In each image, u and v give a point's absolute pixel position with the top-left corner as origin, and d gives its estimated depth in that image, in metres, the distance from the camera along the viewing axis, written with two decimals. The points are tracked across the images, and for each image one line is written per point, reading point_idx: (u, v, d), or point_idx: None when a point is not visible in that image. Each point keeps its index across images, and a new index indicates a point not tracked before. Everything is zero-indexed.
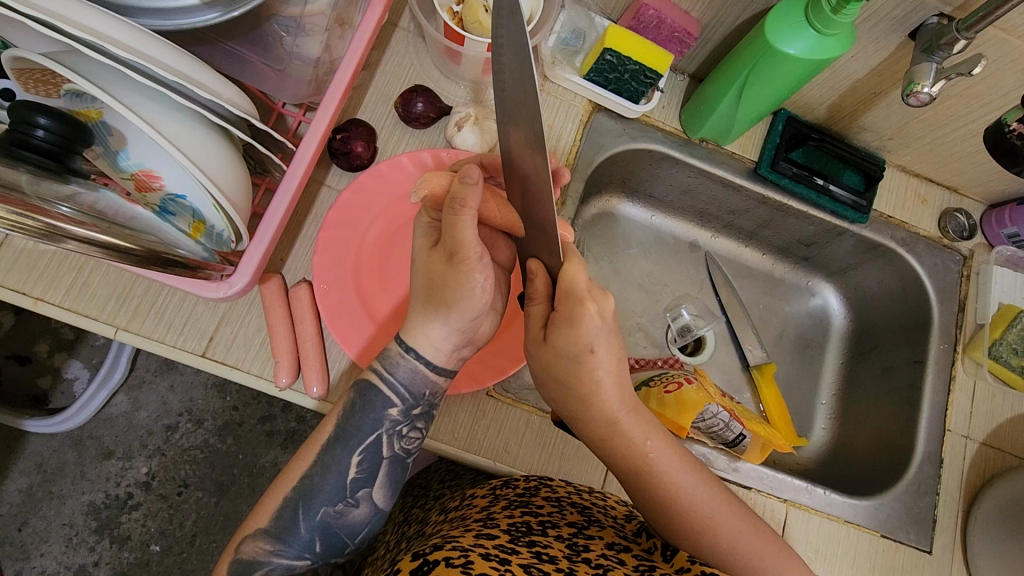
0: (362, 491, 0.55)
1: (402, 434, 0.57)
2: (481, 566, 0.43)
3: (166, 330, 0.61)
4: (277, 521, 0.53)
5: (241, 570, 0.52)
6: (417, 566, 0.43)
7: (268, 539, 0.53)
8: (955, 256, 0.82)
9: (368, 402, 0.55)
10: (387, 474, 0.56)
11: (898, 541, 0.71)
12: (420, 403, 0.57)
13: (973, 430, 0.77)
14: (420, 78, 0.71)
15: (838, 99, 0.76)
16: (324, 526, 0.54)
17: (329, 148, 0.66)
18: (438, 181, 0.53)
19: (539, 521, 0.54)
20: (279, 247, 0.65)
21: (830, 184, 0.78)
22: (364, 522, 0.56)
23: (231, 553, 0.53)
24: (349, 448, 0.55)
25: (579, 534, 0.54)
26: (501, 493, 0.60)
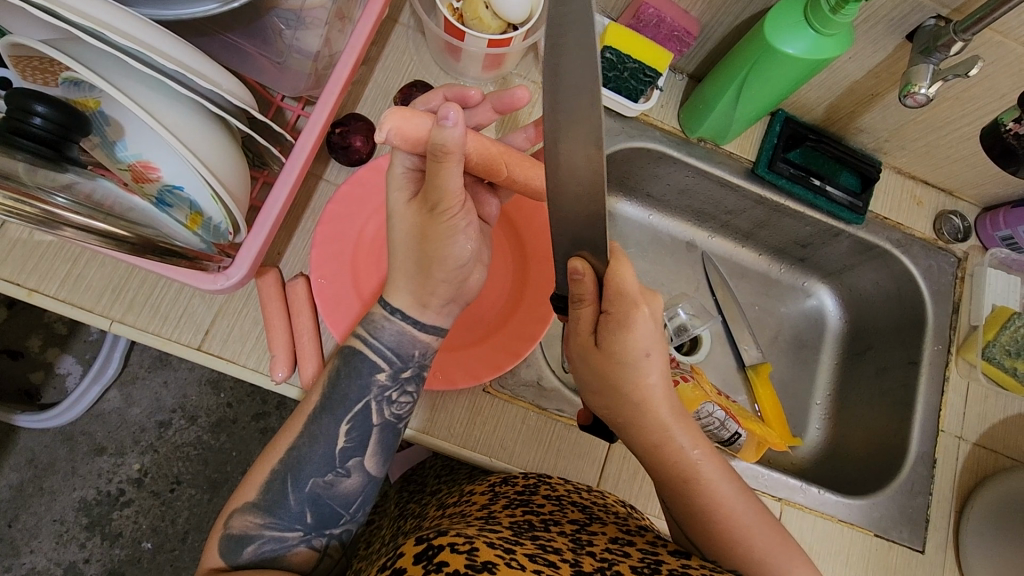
0: (353, 461, 0.55)
1: (392, 399, 0.56)
2: (485, 553, 0.43)
3: (161, 323, 0.61)
4: (266, 495, 0.53)
5: (232, 545, 0.52)
6: (421, 551, 0.44)
7: (257, 512, 0.52)
8: (949, 258, 0.82)
9: (354, 367, 0.55)
10: (377, 442, 0.56)
11: (892, 540, 0.72)
12: (410, 364, 0.57)
13: (967, 431, 0.77)
14: (419, 73, 0.71)
15: (836, 100, 0.76)
16: (314, 497, 0.54)
17: (328, 142, 0.66)
18: (414, 119, 0.48)
19: (541, 518, 0.54)
20: (277, 242, 0.65)
21: (827, 185, 0.79)
22: (357, 494, 0.55)
23: (221, 528, 0.53)
24: (337, 417, 0.55)
25: (581, 530, 0.54)
26: (501, 490, 0.60)
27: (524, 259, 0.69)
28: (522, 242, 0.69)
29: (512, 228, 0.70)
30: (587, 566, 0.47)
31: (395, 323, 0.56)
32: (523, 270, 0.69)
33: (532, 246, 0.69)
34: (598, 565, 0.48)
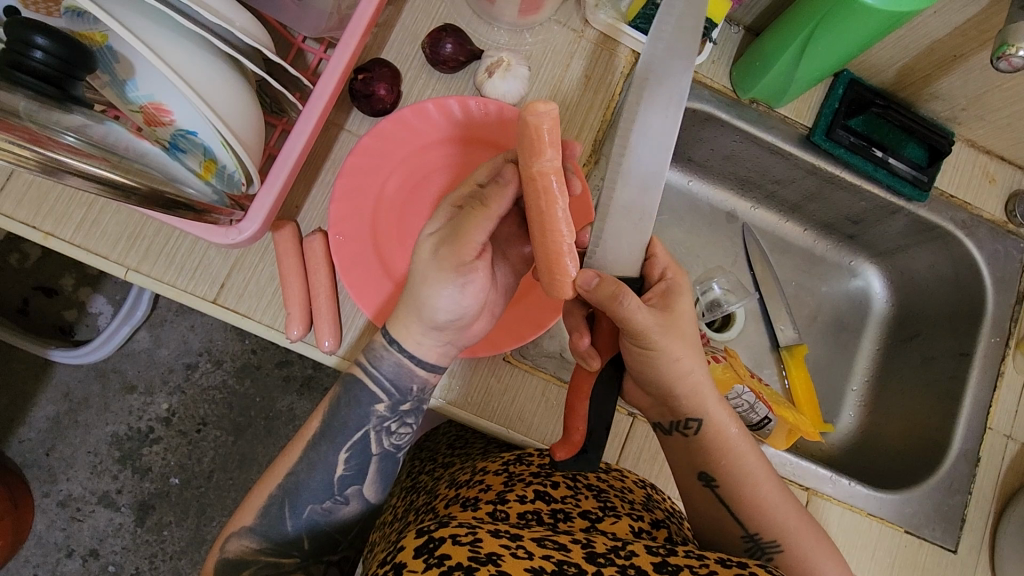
0: (351, 489, 0.56)
1: (391, 429, 0.56)
2: (490, 545, 0.43)
3: (176, 274, 0.59)
4: (263, 519, 0.55)
5: (230, 566, 0.55)
6: (421, 544, 0.43)
7: (252, 537, 0.54)
8: (1019, 244, 0.75)
9: (353, 397, 0.55)
10: (376, 471, 0.57)
11: (923, 538, 0.69)
12: (407, 398, 0.56)
13: (1016, 430, 0.73)
14: (451, 16, 0.66)
15: (911, 61, 0.68)
16: (311, 522, 0.55)
17: (350, 89, 0.62)
18: (546, 148, 0.45)
19: (551, 511, 0.53)
20: (294, 194, 0.62)
21: (889, 157, 0.72)
22: (354, 519, 0.57)
23: (219, 550, 0.55)
24: (336, 445, 0.55)
25: (591, 527, 0.51)
26: (516, 470, 0.58)
27: None
28: None
29: None
30: (600, 546, 0.46)
31: (393, 354, 0.54)
32: None
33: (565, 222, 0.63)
34: (611, 545, 0.46)
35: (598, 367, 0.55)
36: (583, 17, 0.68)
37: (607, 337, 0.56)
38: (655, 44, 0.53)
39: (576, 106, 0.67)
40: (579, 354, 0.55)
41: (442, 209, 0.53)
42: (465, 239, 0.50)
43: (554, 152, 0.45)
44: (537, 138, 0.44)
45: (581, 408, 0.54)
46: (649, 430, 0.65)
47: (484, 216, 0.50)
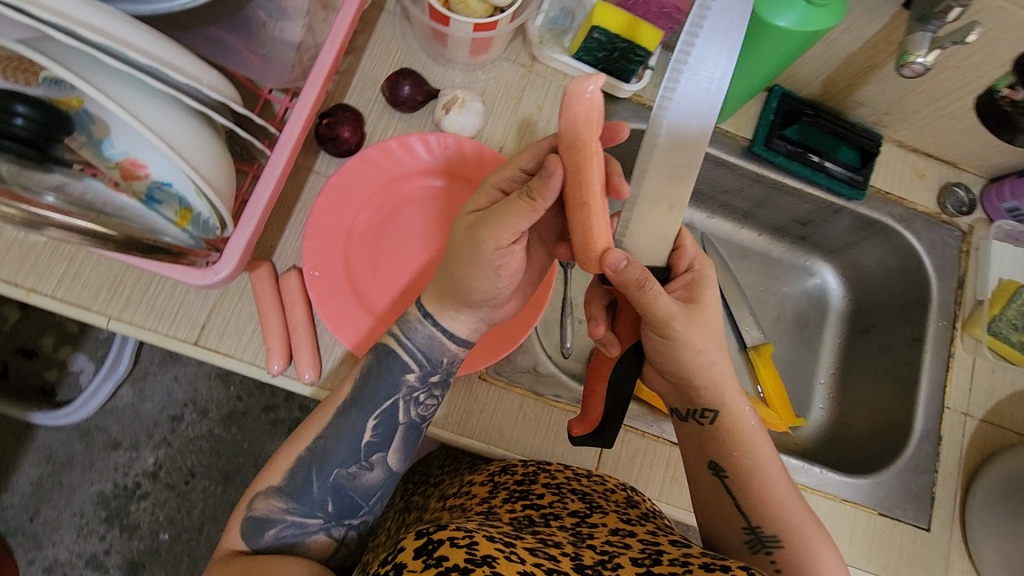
0: (376, 455, 0.57)
1: (419, 401, 0.58)
2: (486, 546, 0.45)
3: (157, 319, 0.61)
4: (290, 480, 0.55)
5: (256, 526, 0.55)
6: (420, 545, 0.45)
7: (280, 496, 0.55)
8: (954, 232, 0.81)
9: (386, 366, 0.57)
10: (402, 439, 0.58)
11: (896, 519, 0.71)
12: (438, 369, 0.58)
13: (973, 408, 0.76)
14: (407, 61, 0.71)
15: (833, 73, 0.74)
16: (337, 486, 0.56)
17: (316, 133, 0.66)
18: (596, 125, 0.47)
19: (541, 514, 0.56)
20: (269, 235, 0.65)
21: (824, 161, 0.77)
22: (378, 485, 0.58)
23: (245, 508, 0.55)
24: (365, 413, 0.56)
25: (582, 524, 0.54)
26: (501, 480, 0.61)
27: None
28: None
29: None
30: (588, 558, 0.48)
31: (427, 326, 0.57)
32: None
33: None
34: (599, 558, 0.48)
35: (617, 354, 0.61)
36: (530, 53, 0.73)
37: (629, 325, 0.61)
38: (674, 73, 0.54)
39: (531, 135, 0.72)
40: (597, 340, 0.61)
41: (487, 189, 0.56)
42: (504, 225, 0.51)
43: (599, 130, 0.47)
44: (579, 121, 0.47)
45: (599, 388, 0.61)
46: (624, 435, 0.68)
47: (525, 208, 0.50)
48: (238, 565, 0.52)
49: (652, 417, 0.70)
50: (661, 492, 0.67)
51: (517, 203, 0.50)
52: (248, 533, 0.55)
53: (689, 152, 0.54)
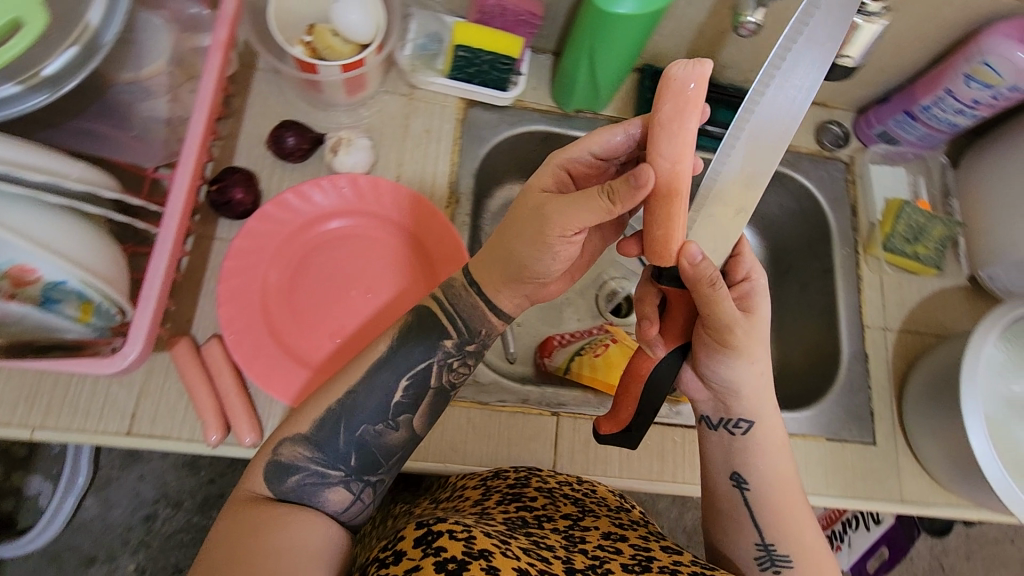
0: (404, 416, 0.56)
1: (452, 366, 0.59)
2: (483, 541, 0.45)
3: (84, 419, 0.60)
4: (318, 428, 0.54)
5: (278, 470, 0.53)
6: (420, 535, 0.45)
7: (307, 443, 0.54)
8: (837, 165, 0.86)
9: (425, 329, 0.58)
10: (430, 405, 0.58)
11: (844, 440, 0.75)
12: (475, 339, 0.59)
13: (889, 321, 0.81)
14: (288, 114, 0.72)
15: (692, 45, 0.78)
16: (362, 441, 0.55)
17: (209, 201, 0.66)
18: (688, 117, 0.45)
19: (534, 515, 0.56)
20: (183, 310, 0.65)
21: (707, 125, 0.80)
22: (401, 446, 0.57)
23: (268, 452, 0.54)
24: (399, 372, 0.56)
25: (574, 525, 0.55)
26: (493, 484, 0.62)
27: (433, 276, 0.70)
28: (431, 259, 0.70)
29: (419, 248, 0.71)
30: (579, 562, 0.49)
31: (471, 295, 0.58)
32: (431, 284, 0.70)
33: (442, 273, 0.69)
34: (590, 562, 0.49)
35: (661, 355, 0.58)
36: (407, 82, 0.76)
37: (678, 324, 0.57)
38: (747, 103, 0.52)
39: (425, 158, 0.74)
40: (643, 339, 0.58)
41: (554, 169, 0.54)
42: (573, 216, 0.48)
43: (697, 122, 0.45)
44: (683, 112, 0.45)
45: (636, 391, 0.58)
46: (575, 423, 0.70)
47: (602, 209, 0.46)
48: (258, 510, 0.50)
49: (599, 399, 0.72)
50: (621, 469, 0.69)
51: (594, 198, 0.46)
52: (271, 477, 0.53)
53: (756, 180, 0.53)
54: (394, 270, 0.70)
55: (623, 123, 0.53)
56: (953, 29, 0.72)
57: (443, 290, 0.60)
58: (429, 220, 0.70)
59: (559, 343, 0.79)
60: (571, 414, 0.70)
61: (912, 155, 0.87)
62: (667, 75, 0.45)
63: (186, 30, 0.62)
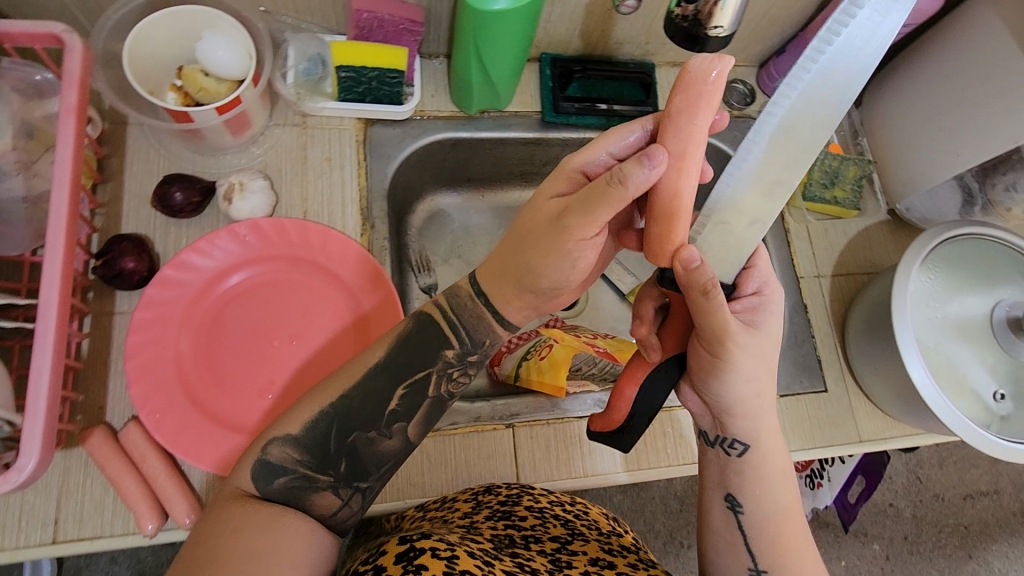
0: (397, 424, 0.54)
1: (452, 376, 0.57)
2: (467, 561, 0.44)
3: (3, 535, 0.56)
4: (310, 433, 0.51)
5: (265, 473, 0.50)
6: (402, 550, 0.43)
7: (297, 446, 0.50)
8: (749, 123, 0.87)
9: (422, 338, 0.56)
10: (425, 414, 0.55)
11: (797, 394, 0.76)
12: (478, 350, 0.57)
13: (822, 268, 0.82)
14: (173, 166, 0.67)
15: (584, 27, 0.76)
16: (353, 449, 0.52)
17: (99, 276, 0.61)
18: (700, 105, 0.46)
19: (523, 536, 0.55)
20: (92, 398, 0.60)
21: (614, 105, 0.80)
22: (394, 455, 0.54)
23: (257, 450, 0.50)
24: (394, 378, 0.54)
25: (562, 549, 0.54)
26: (484, 498, 0.60)
27: (362, 323, 0.66)
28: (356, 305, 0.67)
29: (342, 295, 0.67)
30: None
31: (478, 306, 0.56)
32: (360, 332, 0.66)
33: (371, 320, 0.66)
34: None
35: (656, 360, 0.56)
36: (297, 111, 0.72)
37: (676, 333, 0.55)
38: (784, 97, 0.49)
39: (329, 188, 0.71)
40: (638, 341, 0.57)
41: (567, 175, 0.52)
42: (585, 216, 0.46)
43: (705, 111, 0.46)
44: (694, 102, 0.46)
45: (626, 391, 0.56)
46: (531, 431, 0.68)
47: (611, 196, 0.44)
48: (249, 513, 0.46)
49: (553, 401, 0.71)
50: (585, 467, 0.68)
51: (604, 189, 0.44)
52: (257, 479, 0.49)
53: (774, 189, 0.50)
54: (320, 321, 0.66)
55: (629, 130, 0.52)
56: None
57: (446, 303, 0.56)
58: (348, 259, 0.67)
59: (507, 348, 0.79)
60: (527, 423, 0.68)
61: None
62: (686, 68, 0.46)
63: (32, 97, 0.56)
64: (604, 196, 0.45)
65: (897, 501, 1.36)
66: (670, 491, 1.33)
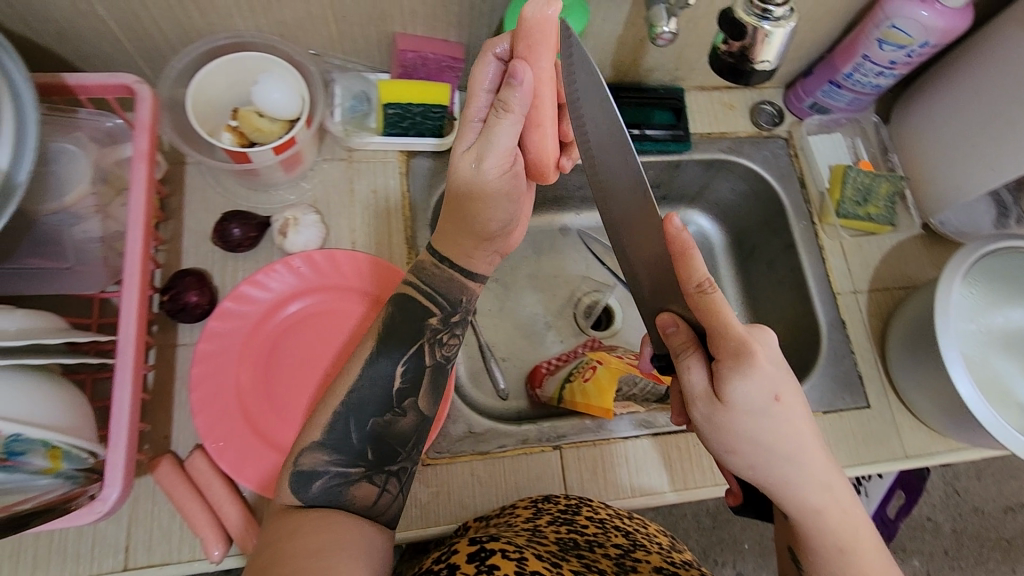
0: (409, 400, 0.58)
1: (442, 341, 0.61)
2: (535, 563, 0.49)
3: (76, 562, 0.58)
4: (331, 433, 0.54)
5: (302, 479, 0.53)
6: (474, 551, 0.50)
7: (325, 449, 0.54)
8: (778, 142, 0.88)
9: (409, 312, 0.59)
10: (430, 381, 0.59)
11: (840, 410, 0.77)
12: (457, 309, 0.62)
13: (858, 284, 0.83)
14: (229, 203, 0.70)
15: (616, 57, 0.79)
16: (376, 434, 0.56)
17: (163, 310, 0.64)
18: (547, 43, 0.50)
19: (586, 539, 0.57)
20: (157, 428, 0.62)
21: (645, 130, 0.83)
22: (413, 433, 0.58)
23: (290, 465, 0.53)
24: (393, 358, 0.57)
25: (625, 555, 0.56)
26: (544, 506, 0.61)
27: (376, 299, 0.69)
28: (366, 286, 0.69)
29: (352, 283, 0.69)
30: None
31: (444, 269, 0.61)
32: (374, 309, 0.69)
33: (383, 292, 0.69)
34: None
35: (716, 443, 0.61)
36: (344, 146, 0.75)
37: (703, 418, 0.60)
38: (578, 79, 0.49)
39: (376, 219, 0.73)
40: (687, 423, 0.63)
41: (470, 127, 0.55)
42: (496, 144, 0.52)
43: (550, 49, 0.50)
44: (538, 45, 0.50)
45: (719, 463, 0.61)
46: (578, 451, 0.69)
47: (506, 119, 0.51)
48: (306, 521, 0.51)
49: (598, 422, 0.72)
50: (633, 485, 0.69)
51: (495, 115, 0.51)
52: (296, 487, 0.53)
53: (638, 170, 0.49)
54: (335, 310, 0.68)
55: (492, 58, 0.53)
56: None
57: (416, 275, 0.61)
58: (379, 278, 0.69)
59: (547, 371, 0.81)
60: (574, 444, 0.70)
61: (845, 119, 0.90)
62: (521, 16, 0.48)
63: (105, 144, 0.60)
64: (490, 137, 0.52)
65: (936, 516, 1.33)
66: (703, 509, 1.32)
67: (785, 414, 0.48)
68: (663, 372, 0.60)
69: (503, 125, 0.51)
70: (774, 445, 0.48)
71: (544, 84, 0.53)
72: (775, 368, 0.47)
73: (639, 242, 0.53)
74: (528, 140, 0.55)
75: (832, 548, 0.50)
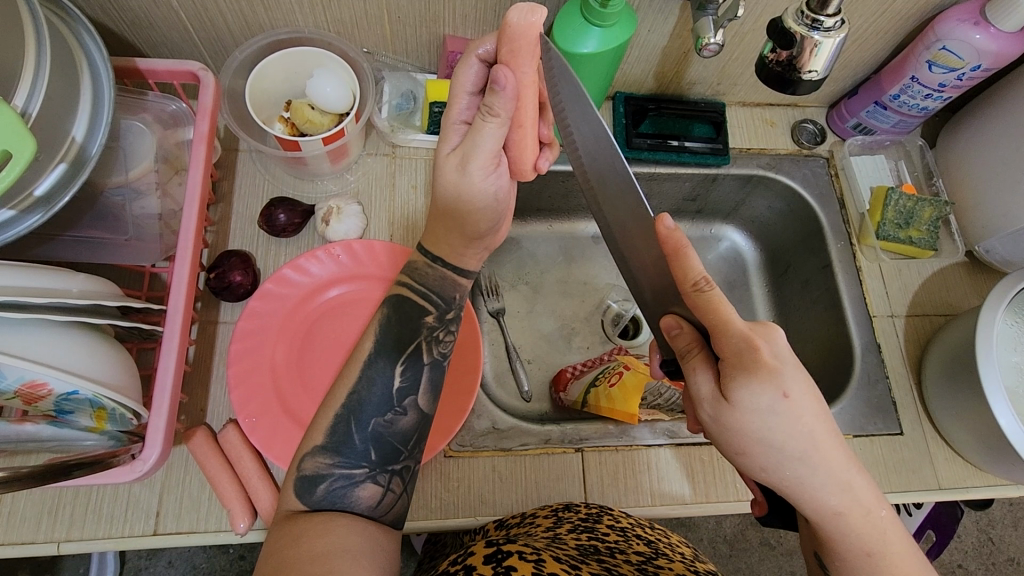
0: (408, 399, 0.57)
1: (439, 338, 0.61)
2: (552, 565, 0.50)
3: (109, 524, 0.60)
4: (332, 437, 0.54)
5: (306, 485, 0.53)
6: (491, 554, 0.50)
7: (326, 453, 0.53)
8: (819, 161, 0.88)
9: (404, 313, 0.60)
10: (429, 380, 0.59)
11: (871, 435, 0.75)
12: (452, 306, 0.63)
13: (896, 308, 0.81)
14: (277, 190, 0.73)
15: (659, 68, 0.80)
16: (377, 435, 0.55)
17: (208, 288, 0.67)
18: (528, 52, 0.50)
19: (607, 546, 0.56)
20: (195, 401, 0.65)
21: (684, 142, 0.83)
22: (414, 430, 0.57)
23: (293, 471, 0.53)
24: (392, 359, 0.57)
25: (648, 562, 0.55)
26: (565, 515, 0.61)
27: (388, 280, 0.70)
28: (378, 267, 0.71)
29: (366, 263, 0.70)
30: None
31: (437, 269, 0.62)
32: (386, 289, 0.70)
33: (394, 273, 0.70)
34: None
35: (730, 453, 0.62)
36: (388, 142, 0.77)
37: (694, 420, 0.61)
38: (561, 89, 0.55)
39: (415, 213, 0.75)
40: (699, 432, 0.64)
41: (454, 127, 0.56)
42: (478, 149, 0.53)
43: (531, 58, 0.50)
44: (521, 51, 0.49)
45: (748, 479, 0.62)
46: (600, 456, 0.69)
47: (491, 125, 0.51)
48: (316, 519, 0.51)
49: (622, 428, 0.72)
50: (654, 496, 0.68)
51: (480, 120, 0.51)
52: (298, 494, 0.52)
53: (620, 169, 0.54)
54: (350, 289, 0.70)
55: (474, 60, 0.53)
56: (911, 19, 0.73)
57: (409, 276, 0.62)
58: (400, 262, 0.70)
59: (572, 375, 0.81)
60: (595, 448, 0.69)
61: (889, 142, 0.88)
62: (506, 22, 0.48)
63: (169, 127, 0.64)
64: (475, 139, 0.53)
65: (967, 563, 1.28)
66: (720, 534, 1.29)
67: (795, 413, 0.46)
68: (673, 378, 0.62)
69: (488, 130, 0.52)
70: (786, 444, 0.47)
71: (526, 87, 0.53)
72: (800, 372, 0.47)
73: (637, 247, 0.58)
74: (511, 139, 0.57)
75: (861, 556, 0.49)
